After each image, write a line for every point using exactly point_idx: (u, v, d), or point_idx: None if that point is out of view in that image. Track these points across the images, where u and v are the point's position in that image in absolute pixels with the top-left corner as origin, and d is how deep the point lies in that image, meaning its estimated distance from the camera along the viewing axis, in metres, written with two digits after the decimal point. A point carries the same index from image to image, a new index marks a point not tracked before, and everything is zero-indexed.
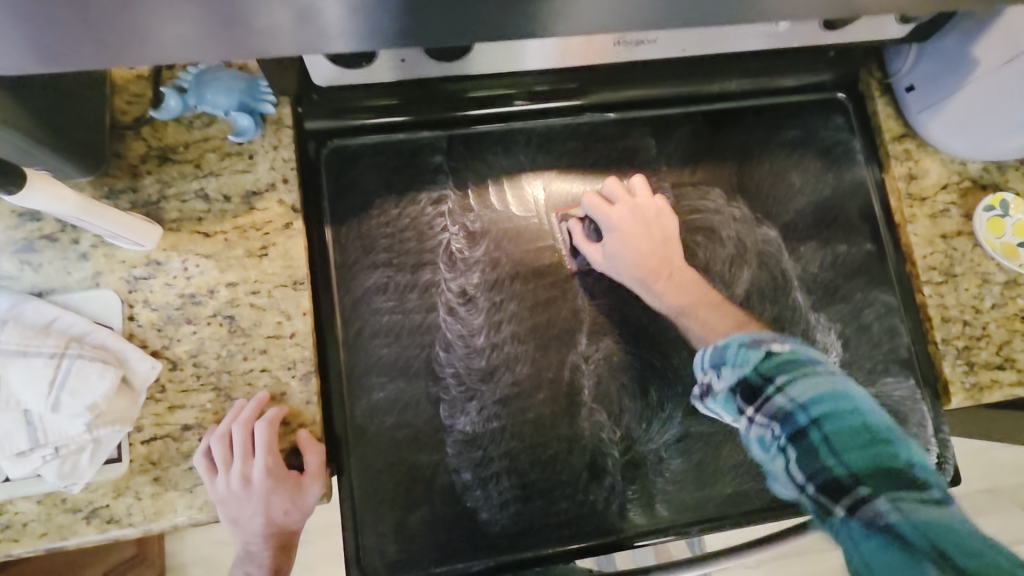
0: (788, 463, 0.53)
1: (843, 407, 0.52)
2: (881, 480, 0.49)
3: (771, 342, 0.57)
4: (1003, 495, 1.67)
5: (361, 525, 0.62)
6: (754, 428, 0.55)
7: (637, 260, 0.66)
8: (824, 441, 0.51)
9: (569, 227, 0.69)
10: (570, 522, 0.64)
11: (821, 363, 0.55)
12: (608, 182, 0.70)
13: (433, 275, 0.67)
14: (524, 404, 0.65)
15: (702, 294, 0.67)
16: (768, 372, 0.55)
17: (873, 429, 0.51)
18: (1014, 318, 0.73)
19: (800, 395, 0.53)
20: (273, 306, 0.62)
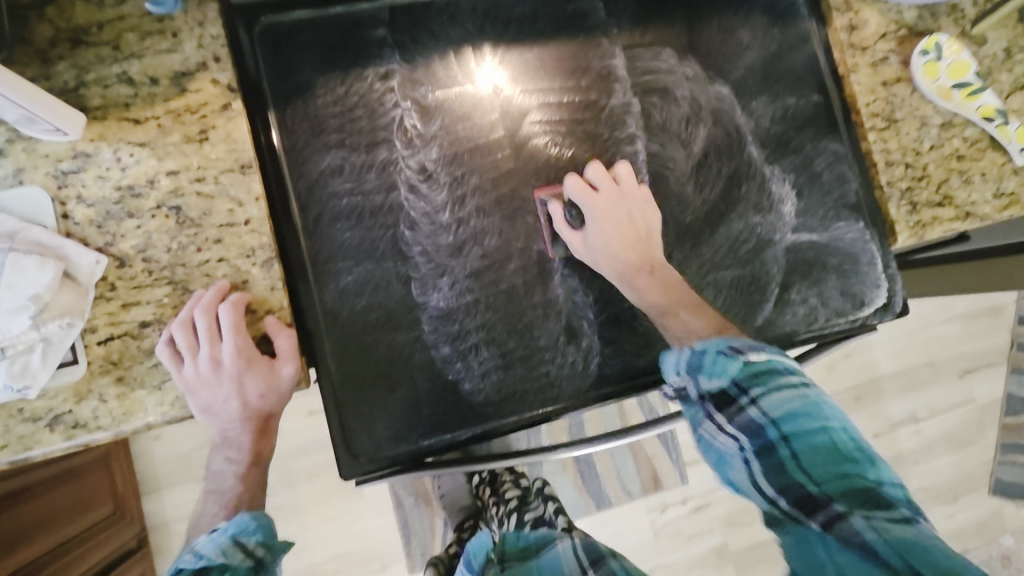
0: (753, 467, 0.52)
1: (815, 423, 0.51)
2: (852, 499, 0.49)
3: (748, 351, 0.55)
4: (941, 367, 1.81)
5: (344, 408, 0.61)
6: (724, 438, 0.54)
7: (618, 251, 0.65)
8: (793, 458, 0.51)
9: (550, 209, 0.66)
10: (551, 385, 0.65)
11: (796, 374, 0.54)
12: (591, 167, 0.67)
13: (389, 153, 0.64)
14: (495, 275, 0.65)
15: (680, 293, 0.64)
16: (744, 383, 0.54)
17: (847, 447, 0.51)
18: (950, 158, 0.77)
19: (776, 409, 0.52)
20: (222, 193, 0.59)
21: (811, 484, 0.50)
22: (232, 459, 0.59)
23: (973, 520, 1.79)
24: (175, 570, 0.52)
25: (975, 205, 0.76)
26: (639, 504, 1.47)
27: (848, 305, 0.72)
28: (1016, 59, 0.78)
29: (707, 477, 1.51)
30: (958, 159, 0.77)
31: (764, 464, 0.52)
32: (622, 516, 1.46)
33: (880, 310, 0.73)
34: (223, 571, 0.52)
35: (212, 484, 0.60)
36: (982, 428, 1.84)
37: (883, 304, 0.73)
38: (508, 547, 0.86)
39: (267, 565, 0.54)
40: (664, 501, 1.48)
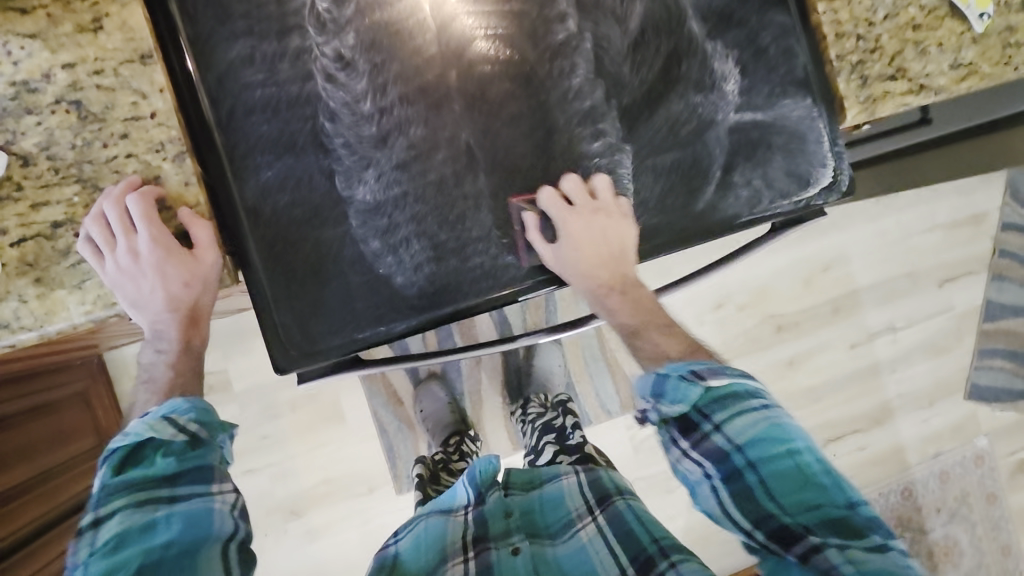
0: (719, 490, 0.61)
1: (781, 447, 0.60)
2: (823, 528, 0.57)
3: (710, 376, 0.64)
4: (920, 277, 1.81)
5: (275, 306, 0.60)
6: (693, 463, 0.63)
7: (586, 274, 0.68)
8: (761, 484, 0.59)
9: (524, 216, 0.64)
10: (486, 276, 0.64)
11: (756, 396, 0.63)
12: (567, 180, 0.66)
13: (302, 41, 0.61)
14: (423, 166, 0.63)
15: (654, 317, 0.73)
16: (704, 408, 0.63)
17: (812, 470, 0.59)
18: (905, 28, 0.74)
19: (739, 435, 0.61)
20: (124, 85, 0.56)
21: (781, 512, 0.58)
22: (160, 351, 0.59)
23: (949, 423, 1.83)
24: (111, 452, 0.54)
25: (930, 77, 0.74)
26: (619, 420, 1.51)
27: (792, 187, 0.71)
28: None
29: None
30: (913, 29, 0.74)
31: (732, 488, 0.61)
32: (601, 431, 1.51)
33: (824, 190, 0.72)
34: (158, 447, 0.54)
35: (144, 375, 0.60)
36: (960, 335, 1.86)
37: (828, 184, 0.72)
38: (514, 477, 0.87)
39: (204, 443, 0.56)
40: None
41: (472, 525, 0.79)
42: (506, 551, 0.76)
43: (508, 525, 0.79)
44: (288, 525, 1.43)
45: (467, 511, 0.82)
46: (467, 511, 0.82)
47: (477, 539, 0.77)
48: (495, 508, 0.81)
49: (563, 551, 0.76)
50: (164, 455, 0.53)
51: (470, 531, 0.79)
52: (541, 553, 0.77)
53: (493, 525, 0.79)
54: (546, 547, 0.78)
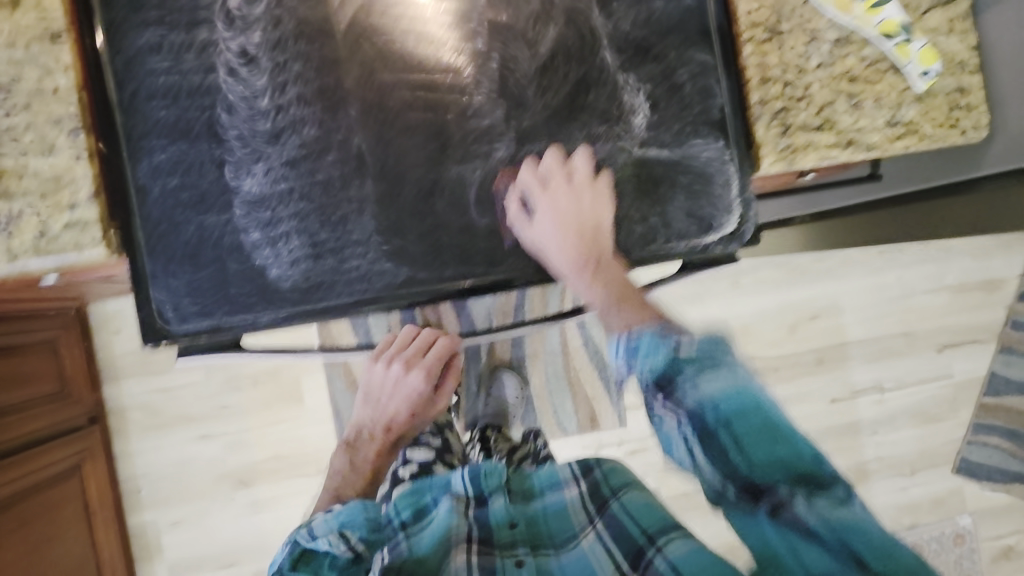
0: (695, 453, 0.54)
1: (749, 401, 0.52)
2: (791, 480, 0.51)
3: (679, 338, 0.56)
4: (918, 338, 1.71)
5: (152, 282, 0.63)
6: (669, 417, 0.54)
7: (563, 247, 0.67)
8: (734, 442, 0.52)
9: (506, 194, 0.67)
10: (361, 279, 0.66)
11: (727, 354, 0.55)
12: (547, 155, 0.67)
13: (210, 34, 0.63)
14: (312, 166, 0.65)
15: (627, 287, 0.66)
16: (677, 364, 0.55)
17: (779, 424, 0.52)
18: (840, 79, 0.70)
19: (709, 393, 0.53)
20: (32, 61, 0.60)
21: (746, 466, 0.52)
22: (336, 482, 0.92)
23: (929, 495, 1.72)
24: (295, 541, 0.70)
25: (861, 132, 0.71)
26: (573, 440, 1.49)
27: (692, 229, 0.69)
28: None
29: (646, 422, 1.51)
30: (850, 80, 0.71)
31: (709, 453, 0.53)
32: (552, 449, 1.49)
33: (726, 237, 0.70)
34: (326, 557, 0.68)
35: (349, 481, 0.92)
36: (956, 406, 1.75)
37: (730, 232, 0.70)
38: (515, 480, 0.86)
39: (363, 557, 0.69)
40: (598, 441, 1.50)
41: (476, 528, 0.76)
42: (510, 561, 0.73)
43: (513, 536, 0.77)
44: (235, 494, 1.47)
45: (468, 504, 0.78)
46: (469, 509, 0.78)
47: (484, 541, 0.75)
48: (501, 518, 0.78)
49: (571, 566, 0.72)
50: (329, 567, 0.67)
51: (474, 531, 0.76)
52: (544, 564, 0.73)
53: (497, 533, 0.77)
54: (551, 559, 0.74)
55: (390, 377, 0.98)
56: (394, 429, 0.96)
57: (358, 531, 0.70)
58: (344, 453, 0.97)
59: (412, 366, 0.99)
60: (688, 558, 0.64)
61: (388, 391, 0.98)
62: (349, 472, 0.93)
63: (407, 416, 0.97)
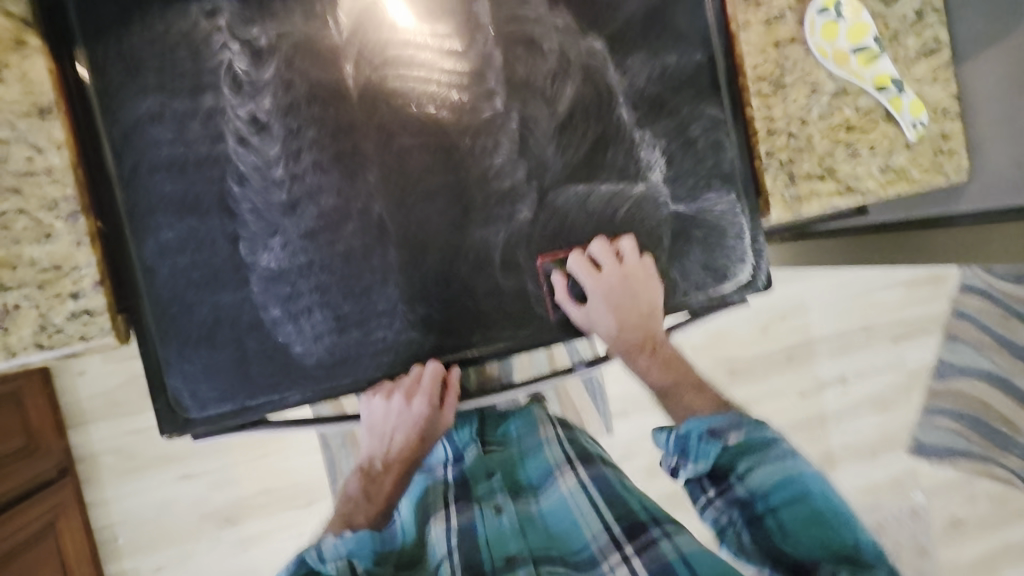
0: (733, 547, 0.63)
1: (798, 486, 0.62)
2: (834, 559, 0.58)
3: (729, 433, 0.65)
4: (877, 332, 1.83)
5: (167, 368, 0.60)
6: (714, 510, 0.65)
7: (619, 331, 0.69)
8: (779, 526, 0.61)
9: (553, 279, 0.67)
10: (388, 349, 0.64)
11: (778, 445, 0.65)
12: (594, 244, 0.68)
13: (216, 101, 0.60)
14: (332, 237, 0.63)
15: (683, 373, 0.74)
16: (728, 462, 0.64)
17: (822, 509, 0.61)
18: (839, 128, 0.73)
19: (759, 485, 0.63)
20: (20, 139, 0.55)
21: (791, 551, 0.60)
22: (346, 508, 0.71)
23: (889, 476, 1.83)
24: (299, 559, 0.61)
25: (859, 179, 0.74)
26: None
27: (709, 280, 0.71)
28: (927, 22, 0.75)
29: (632, 431, 1.50)
30: (847, 130, 0.73)
31: (754, 538, 0.62)
32: None
33: (742, 285, 0.72)
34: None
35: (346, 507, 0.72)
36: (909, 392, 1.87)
37: (745, 280, 0.72)
38: (489, 429, 0.91)
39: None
40: None
41: (452, 478, 0.83)
42: (489, 509, 0.76)
43: (490, 484, 0.81)
44: (222, 533, 1.40)
45: (446, 469, 0.85)
46: (446, 469, 0.85)
47: (460, 496, 0.79)
48: (477, 466, 0.83)
49: (548, 502, 0.80)
50: None
51: (453, 489, 0.81)
52: (525, 510, 0.79)
53: (474, 484, 0.81)
54: (530, 504, 0.81)
55: (391, 409, 0.66)
56: (392, 466, 0.72)
57: (367, 562, 0.63)
58: (361, 480, 0.73)
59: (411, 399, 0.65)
60: (698, 555, 0.66)
61: (391, 423, 0.68)
62: (363, 501, 0.71)
63: (414, 447, 0.71)
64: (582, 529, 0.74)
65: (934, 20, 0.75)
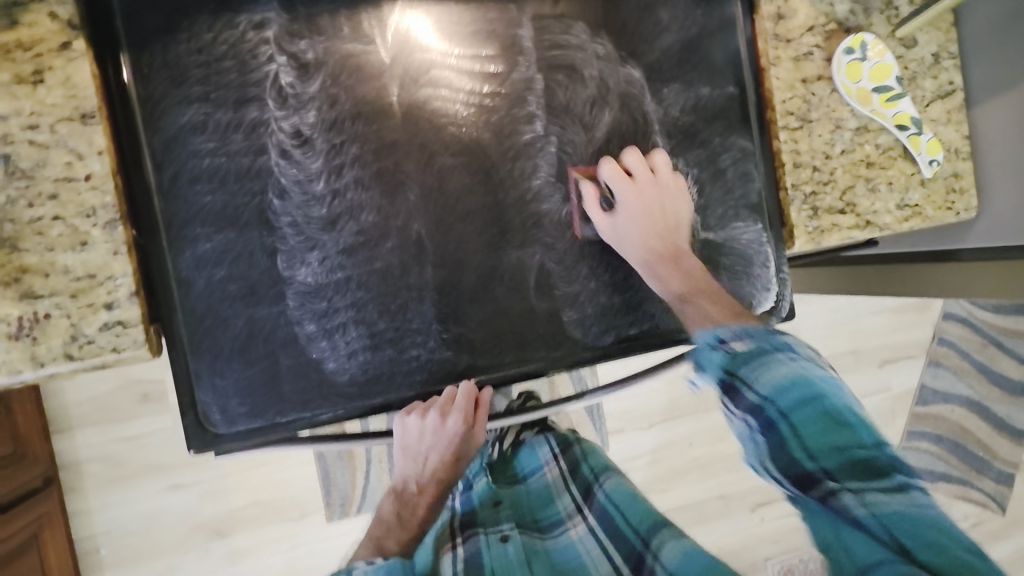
0: (759, 440, 0.58)
1: (806, 394, 0.57)
2: (846, 470, 0.55)
3: (732, 341, 0.61)
4: (864, 356, 1.82)
5: (197, 382, 0.59)
6: (736, 419, 0.60)
7: (642, 237, 0.68)
8: (792, 434, 0.56)
9: (581, 188, 0.67)
10: (421, 368, 0.64)
11: (784, 349, 0.60)
12: (628, 153, 0.69)
13: (260, 113, 0.59)
14: (371, 253, 0.62)
15: (702, 282, 0.67)
16: (734, 368, 0.59)
17: (837, 413, 0.56)
18: (859, 164, 0.76)
19: (768, 384, 0.57)
20: (59, 144, 0.53)
21: (808, 458, 0.56)
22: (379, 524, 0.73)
23: None
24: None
25: (877, 214, 0.77)
26: None
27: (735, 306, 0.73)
28: (944, 65, 0.78)
29: (628, 448, 1.50)
30: (867, 167, 0.76)
31: (768, 442, 0.58)
32: None
33: (766, 313, 0.74)
34: None
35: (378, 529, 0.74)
36: (893, 415, 1.85)
37: (770, 308, 0.74)
38: (498, 465, 0.91)
39: None
40: None
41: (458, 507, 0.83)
42: (496, 536, 0.77)
43: (498, 515, 0.82)
44: (210, 545, 1.36)
45: (456, 499, 0.84)
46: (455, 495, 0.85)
47: (466, 524, 0.79)
48: (485, 499, 0.84)
49: (554, 544, 0.80)
50: None
51: (458, 519, 0.80)
52: (531, 543, 0.79)
53: (482, 512, 0.82)
54: (536, 540, 0.80)
55: (424, 428, 0.66)
56: (425, 485, 0.74)
57: None
58: (394, 503, 0.75)
59: (446, 419, 0.65)
60: (682, 568, 0.69)
61: (425, 443, 0.68)
62: (395, 526, 0.73)
63: (447, 466, 0.72)
64: (587, 565, 0.75)
65: (950, 65, 0.78)
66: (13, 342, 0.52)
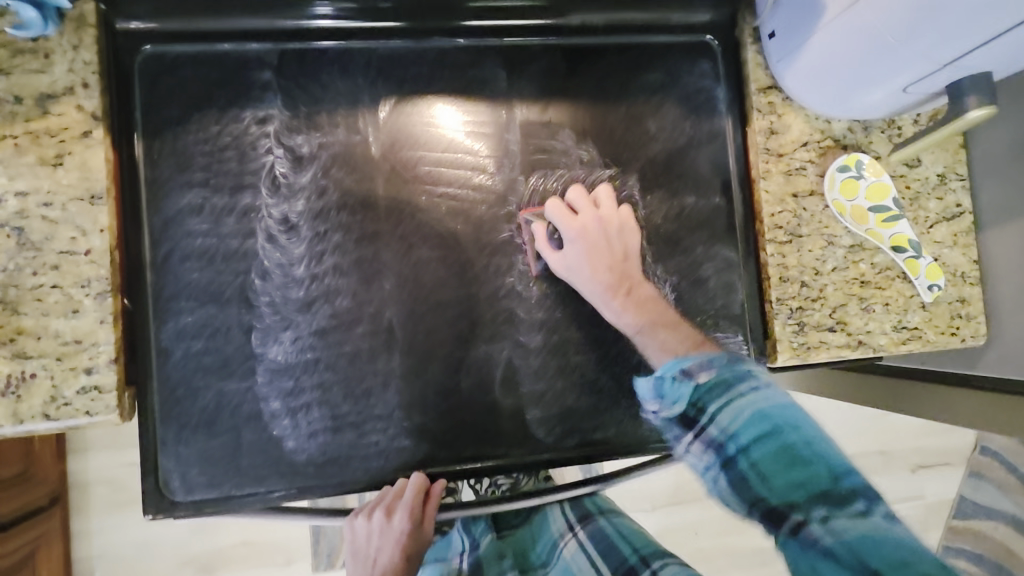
0: (719, 485, 0.50)
1: (768, 425, 0.49)
2: (808, 499, 0.47)
3: (699, 368, 0.53)
4: (895, 457, 1.60)
5: (161, 449, 0.62)
6: (691, 453, 0.52)
7: (594, 273, 0.66)
8: (753, 467, 0.49)
9: (534, 230, 0.68)
10: (379, 454, 0.65)
11: (748, 378, 0.53)
12: (571, 192, 0.69)
13: (253, 200, 0.64)
14: (341, 337, 0.64)
15: (660, 313, 0.65)
16: (700, 402, 0.52)
17: (798, 442, 0.49)
18: (853, 282, 0.74)
19: (727, 420, 0.50)
20: (68, 221, 0.59)
21: (773, 494, 0.48)
22: None
23: None
24: None
25: (870, 334, 0.74)
26: None
27: None
28: (949, 187, 0.76)
29: None
30: (861, 285, 0.74)
31: (728, 481, 0.50)
32: None
33: None
34: None
35: None
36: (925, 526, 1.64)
37: None
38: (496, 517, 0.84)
39: None
40: None
41: (466, 567, 0.76)
42: None
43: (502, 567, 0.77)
44: None
45: (462, 558, 0.78)
46: (461, 558, 0.78)
47: None
48: (489, 553, 0.78)
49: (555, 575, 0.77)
50: None
51: None
52: None
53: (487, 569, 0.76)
54: None
55: (373, 527, 0.68)
56: None
57: None
58: None
59: (392, 513, 0.66)
60: None
61: (375, 543, 0.69)
62: None
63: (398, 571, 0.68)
64: None
65: (956, 186, 0.76)
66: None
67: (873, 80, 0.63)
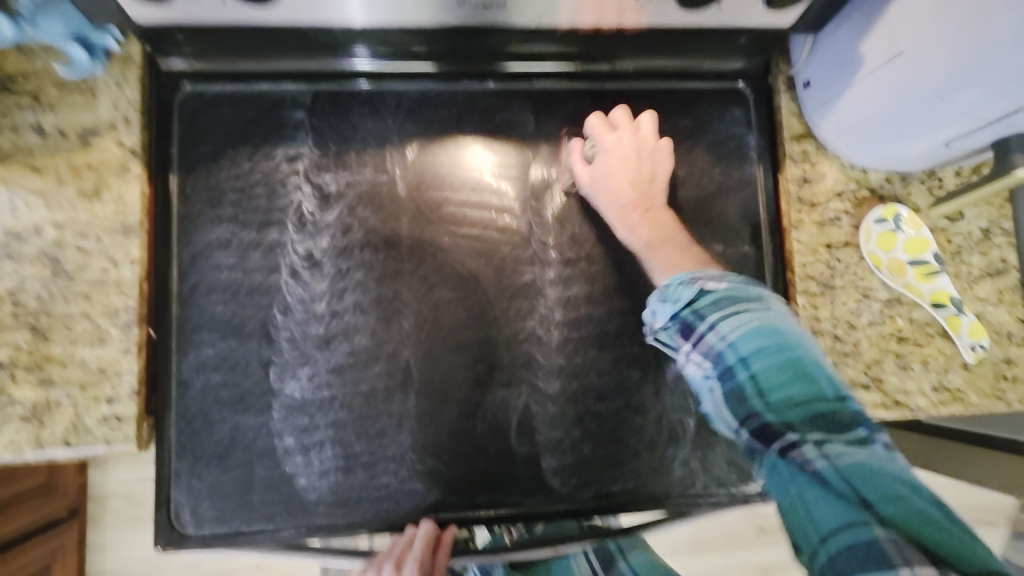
0: (719, 400, 0.48)
1: (771, 342, 0.47)
2: (810, 422, 0.44)
3: (706, 281, 0.52)
4: None
5: (175, 481, 0.62)
6: (692, 364, 0.50)
7: (616, 188, 0.65)
8: (753, 381, 0.46)
9: (569, 146, 0.68)
10: (389, 497, 0.64)
11: (760, 300, 0.50)
12: (616, 112, 0.67)
13: (279, 236, 0.64)
14: (358, 375, 0.64)
15: (672, 232, 0.64)
16: (702, 310, 0.51)
17: (806, 363, 0.46)
18: (890, 338, 0.71)
19: (733, 334, 0.48)
20: (101, 252, 0.60)
21: (767, 409, 0.45)
22: None
23: None
24: None
25: (908, 394, 0.70)
26: None
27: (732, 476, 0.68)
28: (994, 242, 0.73)
29: None
30: (898, 342, 0.71)
31: (729, 399, 0.47)
32: None
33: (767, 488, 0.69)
34: None
35: None
36: None
37: None
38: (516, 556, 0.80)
39: None
40: None
41: None
42: None
43: None
44: None
45: None
46: None
47: None
48: None
49: None
50: None
51: None
52: None
53: None
54: None
55: None
56: None
57: None
58: None
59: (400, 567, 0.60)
60: None
61: None
62: None
63: None
64: None
65: (1002, 242, 0.73)
66: (24, 424, 0.58)
67: (912, 133, 0.60)
